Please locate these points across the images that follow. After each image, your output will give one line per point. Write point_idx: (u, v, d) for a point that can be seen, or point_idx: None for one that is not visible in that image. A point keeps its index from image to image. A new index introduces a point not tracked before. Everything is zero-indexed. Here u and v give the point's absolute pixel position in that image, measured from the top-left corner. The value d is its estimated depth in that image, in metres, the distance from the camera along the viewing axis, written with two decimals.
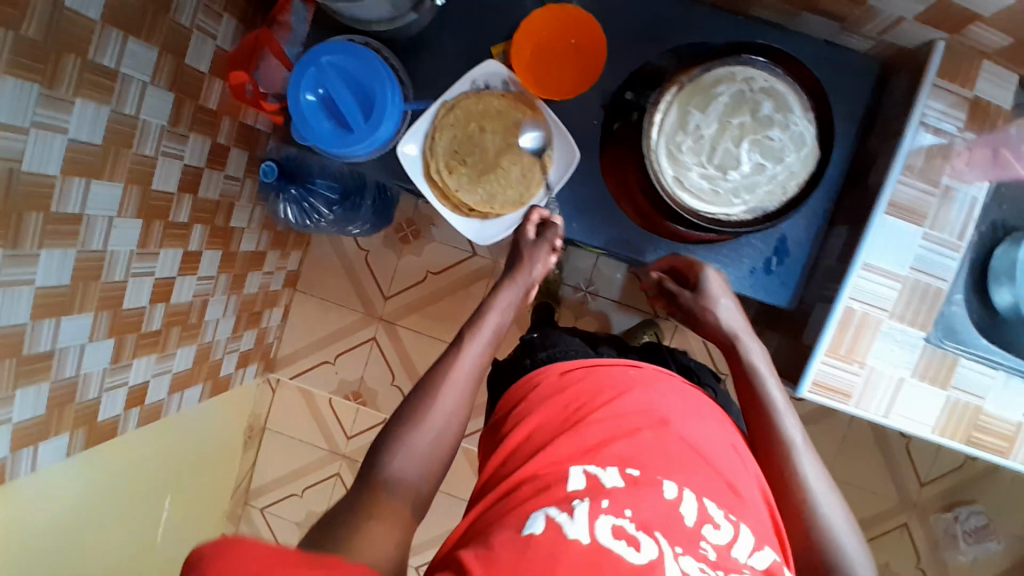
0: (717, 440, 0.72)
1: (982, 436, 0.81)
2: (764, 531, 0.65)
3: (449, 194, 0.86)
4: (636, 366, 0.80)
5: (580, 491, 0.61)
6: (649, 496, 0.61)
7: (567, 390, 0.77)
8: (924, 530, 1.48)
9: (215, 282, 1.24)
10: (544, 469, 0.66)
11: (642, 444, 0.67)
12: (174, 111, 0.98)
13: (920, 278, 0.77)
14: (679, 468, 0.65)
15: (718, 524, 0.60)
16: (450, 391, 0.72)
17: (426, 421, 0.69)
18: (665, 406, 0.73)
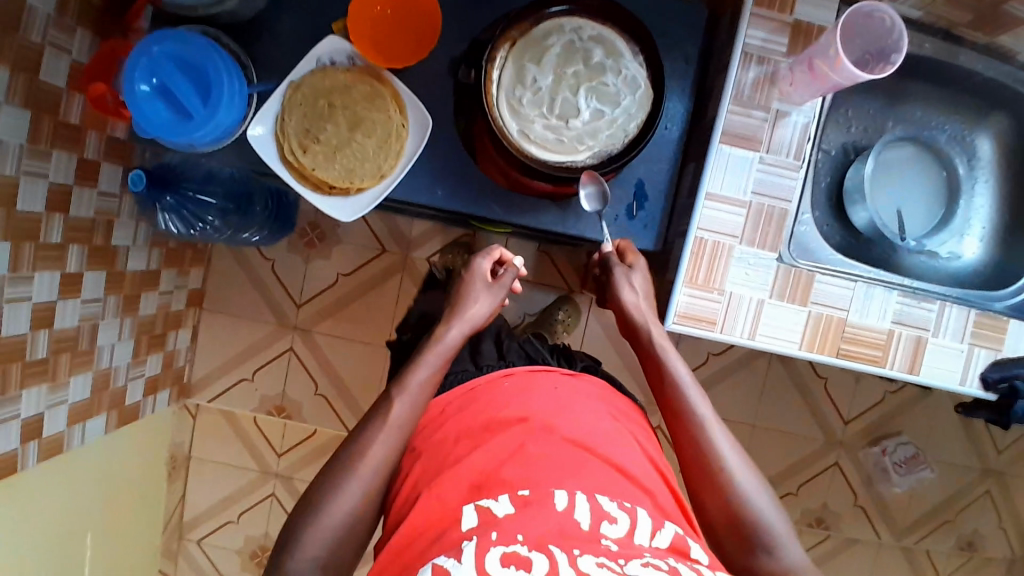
0: (605, 426, 0.73)
1: (851, 348, 0.82)
2: (670, 507, 0.67)
3: (306, 174, 0.85)
4: (518, 377, 0.78)
5: (472, 529, 0.58)
6: (539, 511, 0.59)
7: (450, 416, 0.76)
8: (855, 467, 1.51)
9: (104, 305, 1.20)
10: (435, 503, 0.64)
11: (526, 456, 0.65)
12: (32, 128, 0.93)
13: (763, 202, 0.79)
14: (568, 472, 0.64)
15: (613, 518, 0.60)
16: (384, 441, 0.72)
17: (356, 475, 0.69)
18: (543, 407, 0.72)
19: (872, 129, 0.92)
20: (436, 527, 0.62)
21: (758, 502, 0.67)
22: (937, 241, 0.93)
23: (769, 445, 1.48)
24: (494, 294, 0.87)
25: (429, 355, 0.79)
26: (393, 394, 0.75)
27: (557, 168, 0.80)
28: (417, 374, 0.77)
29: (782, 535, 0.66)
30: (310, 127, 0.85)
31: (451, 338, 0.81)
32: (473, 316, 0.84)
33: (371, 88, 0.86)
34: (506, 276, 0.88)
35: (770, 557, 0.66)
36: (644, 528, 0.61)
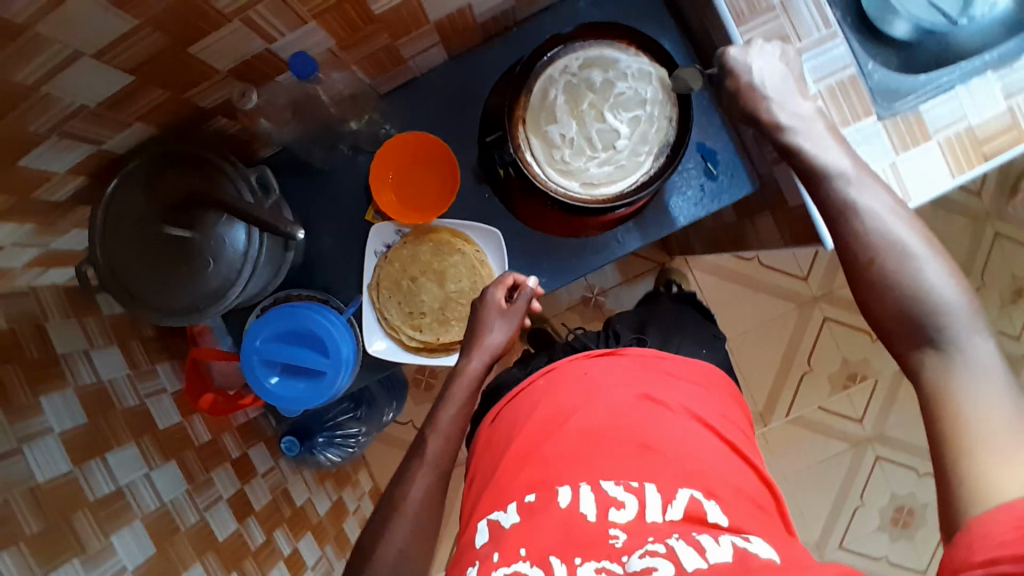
0: (631, 396, 0.70)
1: (996, 143, 0.79)
2: (704, 465, 0.63)
3: (436, 346, 0.87)
4: (547, 373, 0.77)
5: (482, 546, 0.61)
6: (545, 518, 0.60)
7: (490, 437, 0.74)
8: (1015, 223, 1.44)
9: (326, 558, 1.21)
10: (469, 524, 0.66)
11: (544, 457, 0.65)
12: (184, 470, 0.94)
13: (830, 82, 0.77)
14: (581, 463, 0.64)
15: (620, 503, 0.59)
16: (424, 478, 0.71)
17: (404, 513, 0.68)
18: (570, 402, 0.70)
19: None
20: (464, 543, 0.65)
21: (929, 279, 0.55)
22: (978, 6, 0.88)
23: None
24: (511, 320, 0.80)
25: (457, 387, 0.77)
26: (425, 432, 0.74)
27: (638, 188, 0.79)
28: (444, 409, 0.76)
29: (966, 327, 0.53)
30: (409, 308, 0.87)
31: (472, 371, 0.78)
32: (492, 345, 0.79)
33: (432, 242, 0.87)
34: (522, 300, 0.81)
35: (942, 355, 0.53)
36: (655, 505, 0.59)
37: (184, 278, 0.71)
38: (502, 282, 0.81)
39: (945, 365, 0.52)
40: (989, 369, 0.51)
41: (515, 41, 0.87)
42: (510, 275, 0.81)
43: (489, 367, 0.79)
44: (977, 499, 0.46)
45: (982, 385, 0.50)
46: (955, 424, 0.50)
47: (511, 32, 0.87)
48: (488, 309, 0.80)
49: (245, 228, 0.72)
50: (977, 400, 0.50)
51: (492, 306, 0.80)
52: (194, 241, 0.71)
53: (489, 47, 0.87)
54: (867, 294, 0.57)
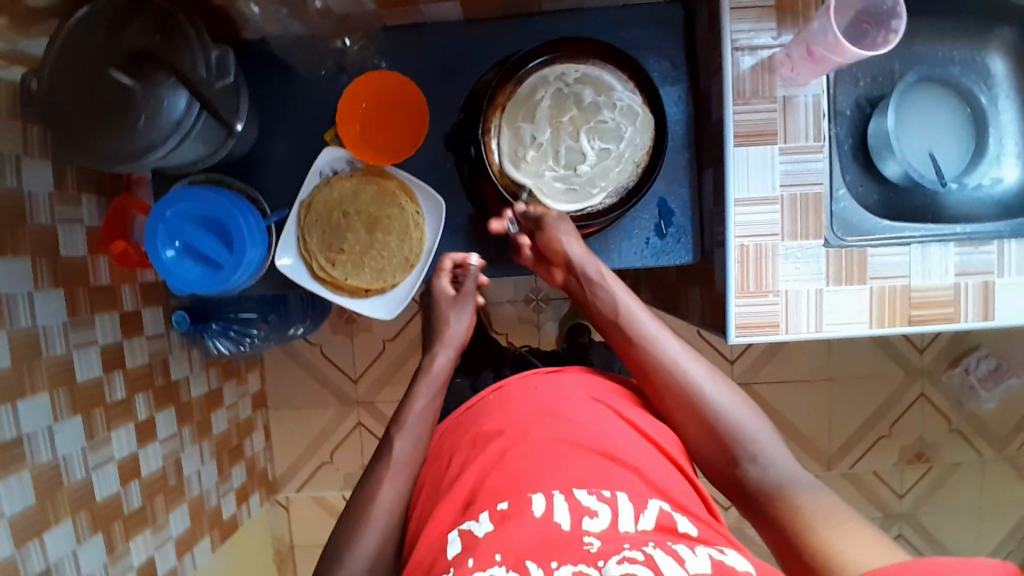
0: (589, 408, 0.68)
1: (921, 311, 0.80)
2: (667, 484, 0.63)
3: (341, 285, 0.86)
4: (498, 387, 0.75)
5: (455, 557, 0.56)
6: (517, 525, 0.56)
7: (446, 444, 0.73)
8: (940, 391, 1.47)
9: (181, 437, 1.22)
10: (431, 533, 0.62)
11: (506, 465, 0.62)
12: (70, 302, 0.96)
13: (795, 192, 0.78)
14: (547, 472, 0.60)
15: (594, 512, 0.57)
16: (392, 482, 0.71)
17: (371, 525, 0.67)
18: (523, 409, 0.68)
19: (882, 77, 0.88)
20: (431, 551, 0.60)
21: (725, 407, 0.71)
22: (976, 175, 0.89)
23: (846, 393, 1.47)
24: (465, 306, 0.87)
25: (424, 385, 0.80)
26: (391, 438, 0.74)
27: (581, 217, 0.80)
28: (412, 406, 0.77)
29: (762, 445, 0.68)
30: (330, 240, 0.86)
31: (440, 364, 0.82)
32: (453, 336, 0.84)
33: (377, 187, 0.86)
34: (468, 283, 0.87)
35: (755, 466, 0.68)
36: (628, 514, 0.57)
37: (111, 125, 0.69)
38: (444, 270, 0.87)
39: (765, 476, 0.67)
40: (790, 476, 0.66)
41: (532, 30, 0.85)
42: (450, 261, 0.87)
43: (453, 360, 0.84)
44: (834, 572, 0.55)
45: (813, 493, 0.64)
46: (815, 534, 0.59)
47: (534, 19, 0.86)
48: (446, 299, 0.87)
49: (189, 99, 0.71)
50: (812, 506, 0.62)
51: (449, 295, 0.87)
52: (134, 93, 0.69)
53: (507, 25, 0.86)
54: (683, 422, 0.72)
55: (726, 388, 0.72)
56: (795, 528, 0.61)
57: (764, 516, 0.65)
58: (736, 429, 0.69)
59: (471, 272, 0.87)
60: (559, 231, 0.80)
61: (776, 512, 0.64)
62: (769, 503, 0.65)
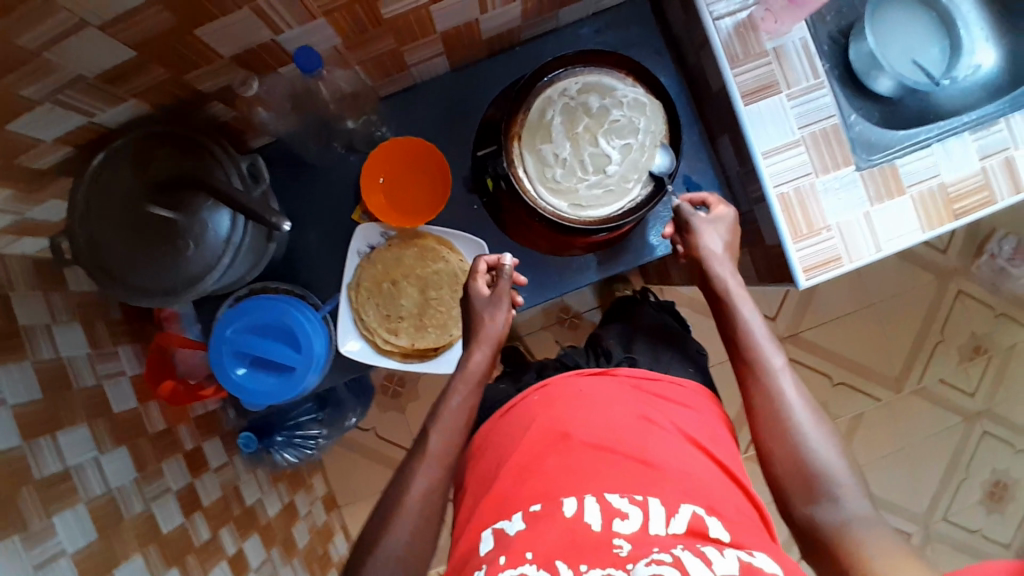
0: (630, 414, 0.71)
1: (962, 203, 0.82)
2: (701, 481, 0.65)
3: (409, 351, 0.86)
4: (543, 386, 0.77)
5: (488, 552, 0.62)
6: (549, 525, 0.60)
7: (492, 443, 0.75)
8: (975, 283, 1.50)
9: (272, 561, 1.17)
10: (469, 530, 0.67)
11: (546, 472, 0.66)
12: (135, 457, 0.92)
13: (814, 129, 0.81)
14: (583, 479, 0.64)
15: (624, 514, 0.61)
16: (427, 470, 0.71)
17: (405, 512, 0.68)
18: (566, 418, 0.71)
19: (845, 8, 0.91)
20: (467, 548, 0.65)
21: (816, 448, 0.66)
22: (960, 68, 0.93)
23: (889, 313, 1.49)
24: (500, 305, 0.79)
25: (460, 384, 0.76)
26: (428, 430, 0.73)
27: (624, 213, 0.81)
28: (446, 403, 0.75)
29: (843, 485, 0.64)
30: (387, 311, 0.86)
31: (475, 364, 0.77)
32: (489, 334, 0.78)
33: (417, 248, 0.88)
34: (503, 282, 0.79)
35: (832, 506, 0.63)
36: (659, 517, 0.60)
37: (166, 261, 0.70)
38: (477, 273, 0.80)
39: (835, 516, 0.63)
40: (864, 517, 0.62)
41: (516, 60, 0.89)
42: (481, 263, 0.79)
43: (492, 358, 0.79)
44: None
45: (878, 537, 0.60)
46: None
47: (516, 51, 0.90)
48: (484, 300, 0.80)
49: (230, 215, 0.71)
50: (878, 552, 0.59)
51: (489, 298, 0.79)
52: (176, 222, 0.70)
53: (491, 63, 0.89)
54: (767, 442, 0.69)
55: (820, 422, 0.68)
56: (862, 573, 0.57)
57: (823, 556, 0.62)
58: (816, 465, 0.65)
59: (506, 270, 0.80)
60: (703, 228, 0.79)
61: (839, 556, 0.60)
62: (831, 547, 0.62)
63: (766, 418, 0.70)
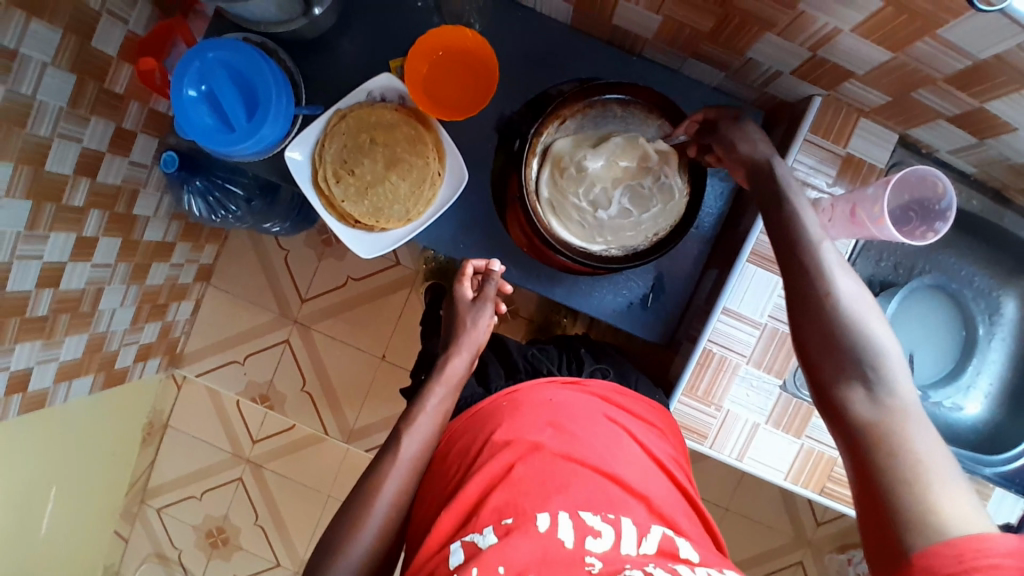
0: (599, 430, 0.71)
1: (836, 488, 0.82)
2: (668, 510, 0.66)
3: (334, 204, 0.85)
4: (512, 392, 0.77)
5: (457, 567, 0.57)
6: (522, 539, 0.58)
7: (457, 445, 0.73)
8: (818, 569, 1.47)
9: (113, 271, 1.18)
10: (431, 540, 0.62)
11: (513, 481, 0.64)
12: (76, 93, 0.92)
13: (778, 327, 0.79)
14: (554, 491, 0.63)
15: (598, 532, 0.59)
16: (395, 478, 0.70)
17: (365, 513, 0.67)
18: (534, 425, 0.70)
19: (903, 267, 0.89)
20: (431, 560, 0.61)
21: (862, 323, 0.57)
22: (941, 393, 0.91)
23: (736, 533, 1.46)
24: (483, 309, 0.82)
25: (436, 385, 0.77)
26: (400, 435, 0.73)
27: (583, 256, 0.81)
28: (424, 405, 0.75)
29: (889, 367, 0.56)
30: (347, 158, 0.85)
31: (454, 368, 0.78)
32: (473, 341, 0.80)
33: (415, 131, 0.86)
34: (488, 288, 0.82)
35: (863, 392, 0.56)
36: (631, 536, 0.60)
37: None
38: (465, 276, 0.83)
39: (871, 401, 0.55)
40: (911, 404, 0.55)
41: (625, 65, 0.89)
42: (471, 266, 0.82)
43: (469, 363, 0.80)
44: (939, 540, 0.49)
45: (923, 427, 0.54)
46: (921, 487, 0.51)
47: (628, 59, 0.89)
48: (479, 306, 0.82)
49: None
50: (918, 445, 0.53)
51: (484, 303, 0.82)
52: None
53: (598, 52, 0.89)
54: (803, 318, 0.60)
55: (861, 290, 0.59)
56: (894, 478, 0.53)
57: (850, 445, 0.56)
58: (860, 348, 0.56)
59: (493, 278, 0.83)
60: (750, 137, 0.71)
61: (870, 447, 0.54)
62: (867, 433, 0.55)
63: (802, 297, 0.60)
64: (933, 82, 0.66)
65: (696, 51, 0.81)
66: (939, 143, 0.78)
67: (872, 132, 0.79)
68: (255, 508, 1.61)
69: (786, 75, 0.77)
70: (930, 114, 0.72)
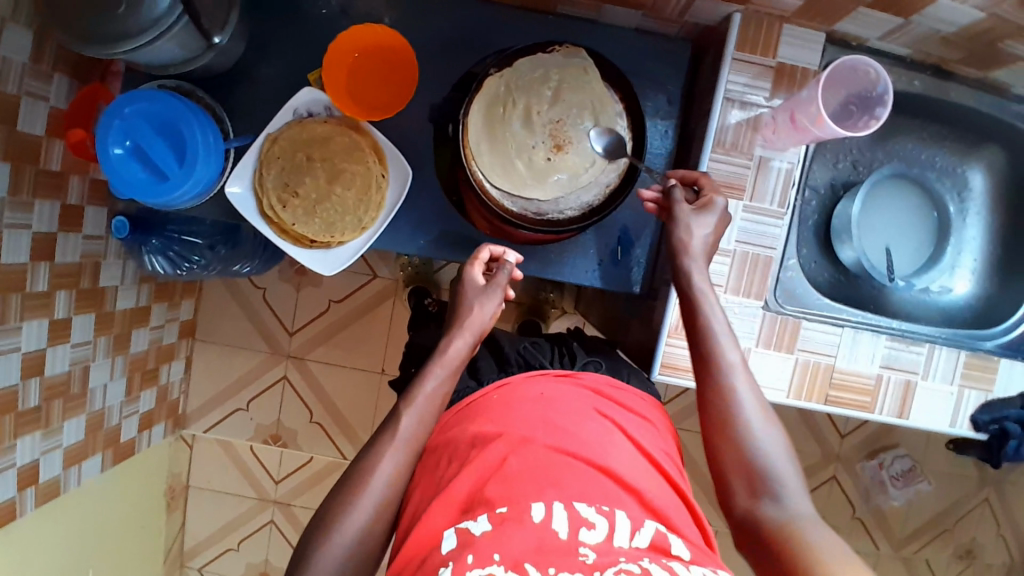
0: (591, 423, 0.70)
1: (840, 393, 0.82)
2: (662, 502, 0.64)
3: (286, 229, 0.84)
4: (501, 388, 0.76)
5: (451, 553, 0.57)
6: (516, 528, 0.56)
7: (448, 439, 0.72)
8: (853, 481, 1.47)
9: (94, 346, 1.17)
10: (423, 529, 0.61)
11: (506, 475, 0.62)
12: (12, 179, 0.91)
13: (747, 250, 0.79)
14: (549, 484, 0.61)
15: (592, 524, 0.58)
16: (385, 467, 0.70)
17: (366, 497, 0.67)
18: (526, 418, 0.69)
19: (862, 165, 0.89)
20: (424, 549, 0.60)
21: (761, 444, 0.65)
22: (926, 279, 0.90)
23: None
24: (492, 295, 0.81)
25: (436, 367, 0.76)
26: (400, 413, 0.73)
27: (538, 222, 0.82)
28: (421, 387, 0.74)
29: (788, 486, 0.63)
30: (289, 181, 0.84)
31: (455, 350, 0.77)
32: (475, 323, 0.79)
33: (350, 139, 0.85)
34: (500, 275, 0.82)
35: (772, 505, 0.62)
36: (624, 530, 0.58)
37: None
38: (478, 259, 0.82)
39: (779, 512, 0.61)
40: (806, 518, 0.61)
41: (543, 26, 0.88)
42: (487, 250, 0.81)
43: (471, 346, 0.79)
44: None
45: (826, 535, 0.59)
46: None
47: (544, 20, 0.88)
48: (488, 291, 0.81)
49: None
50: (821, 545, 0.57)
51: (494, 289, 0.81)
52: None
53: (514, 20, 0.88)
54: (716, 440, 0.67)
55: (762, 413, 0.67)
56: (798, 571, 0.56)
57: (763, 554, 0.60)
58: (761, 465, 0.64)
59: (506, 266, 0.83)
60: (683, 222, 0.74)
61: (779, 550, 0.58)
62: (772, 537, 0.60)
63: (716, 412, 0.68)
64: None
65: None
66: (866, 32, 0.77)
67: (799, 36, 0.78)
68: (293, 546, 1.61)
69: (701, 0, 0.76)
70: (850, 5, 0.71)
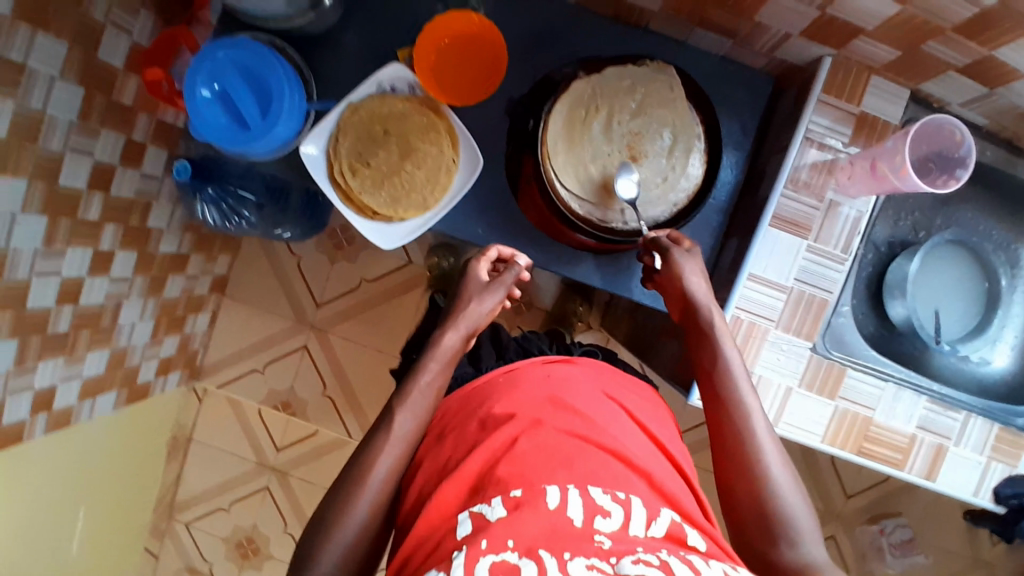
0: (602, 407, 0.71)
1: (874, 447, 0.82)
2: (671, 488, 0.64)
3: (351, 195, 0.84)
4: (510, 371, 0.76)
5: (465, 537, 0.56)
6: (531, 513, 0.56)
7: (454, 421, 0.73)
8: (850, 543, 1.46)
9: (130, 284, 1.18)
10: (434, 510, 0.62)
11: (517, 453, 0.62)
12: (85, 105, 0.92)
13: (805, 289, 0.80)
14: (561, 464, 0.61)
15: (606, 512, 0.57)
16: (389, 452, 0.70)
17: (368, 487, 0.68)
18: (535, 400, 0.69)
19: (922, 228, 0.90)
20: (437, 530, 0.60)
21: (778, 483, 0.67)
22: (969, 347, 0.91)
23: None
24: (495, 291, 0.84)
25: (431, 361, 0.78)
26: (395, 408, 0.73)
27: (601, 228, 0.81)
28: (416, 380, 0.76)
29: (804, 530, 0.64)
30: (362, 151, 0.85)
31: (448, 343, 0.79)
32: (471, 317, 0.82)
33: (429, 118, 0.86)
34: (509, 274, 0.85)
35: (791, 550, 0.63)
36: (639, 519, 0.58)
37: None
38: (489, 256, 0.86)
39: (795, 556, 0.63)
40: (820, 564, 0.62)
41: (631, 41, 0.89)
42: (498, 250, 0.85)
43: (464, 339, 0.81)
44: None
45: None
46: None
47: (634, 35, 0.89)
48: (489, 287, 0.84)
49: None
50: None
51: (496, 285, 0.84)
52: None
53: (604, 31, 0.89)
54: (736, 476, 0.68)
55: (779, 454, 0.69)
56: None
57: None
58: (781, 509, 0.65)
59: (513, 268, 0.86)
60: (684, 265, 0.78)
61: None
62: None
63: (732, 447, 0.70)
64: (943, 32, 0.67)
65: (704, 20, 0.81)
66: (951, 95, 0.78)
67: (885, 89, 0.80)
68: (283, 517, 1.60)
69: (795, 38, 0.77)
70: (941, 66, 0.72)
